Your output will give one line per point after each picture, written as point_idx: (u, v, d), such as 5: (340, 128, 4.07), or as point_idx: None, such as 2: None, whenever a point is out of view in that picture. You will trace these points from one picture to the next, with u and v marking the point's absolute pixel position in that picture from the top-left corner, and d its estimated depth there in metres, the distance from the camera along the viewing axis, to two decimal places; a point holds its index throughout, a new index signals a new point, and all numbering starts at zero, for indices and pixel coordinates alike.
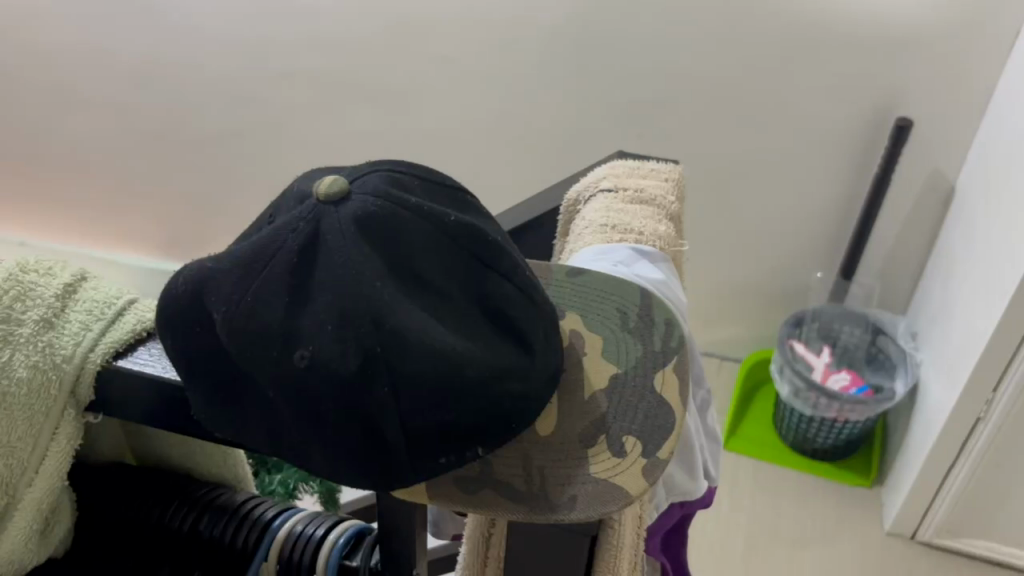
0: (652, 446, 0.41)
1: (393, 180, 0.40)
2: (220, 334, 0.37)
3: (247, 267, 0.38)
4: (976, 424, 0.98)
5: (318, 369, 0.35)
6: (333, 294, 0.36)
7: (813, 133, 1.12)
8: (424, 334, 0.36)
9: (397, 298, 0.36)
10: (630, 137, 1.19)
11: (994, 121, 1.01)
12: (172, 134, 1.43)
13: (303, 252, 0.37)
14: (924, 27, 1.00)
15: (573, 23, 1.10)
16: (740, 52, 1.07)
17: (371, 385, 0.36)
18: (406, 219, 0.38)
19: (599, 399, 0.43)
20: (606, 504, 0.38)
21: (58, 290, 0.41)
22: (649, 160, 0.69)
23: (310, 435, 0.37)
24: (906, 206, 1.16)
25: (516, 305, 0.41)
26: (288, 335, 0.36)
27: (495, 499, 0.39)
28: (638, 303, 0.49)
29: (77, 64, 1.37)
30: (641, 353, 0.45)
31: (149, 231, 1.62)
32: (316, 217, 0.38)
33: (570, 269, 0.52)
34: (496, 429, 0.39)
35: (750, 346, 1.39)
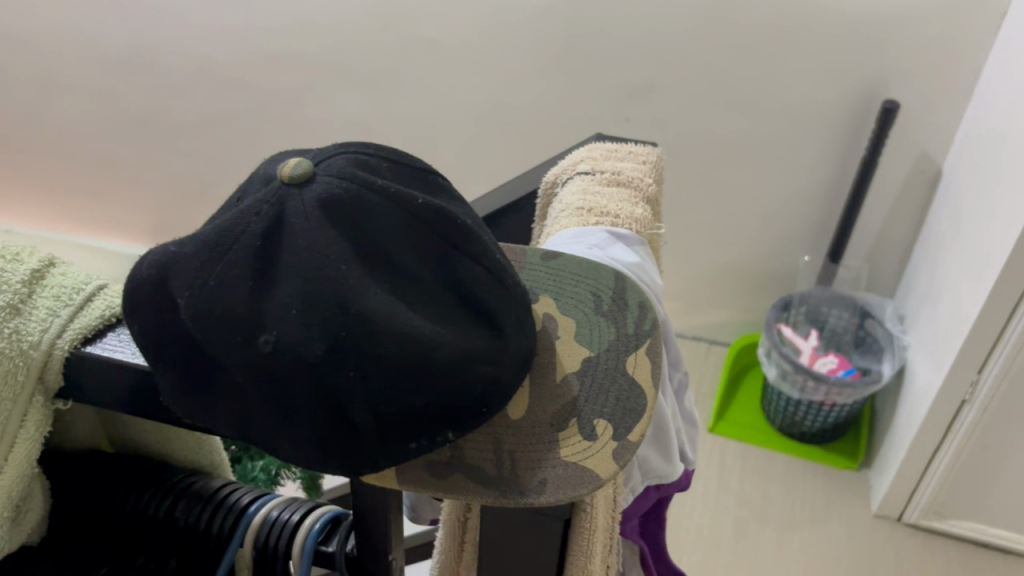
0: (623, 429, 0.40)
1: (359, 162, 0.40)
2: (186, 318, 0.37)
3: (212, 249, 0.37)
4: (962, 406, 0.98)
5: (283, 352, 0.35)
6: (298, 278, 0.36)
7: (800, 115, 1.12)
8: (391, 317, 0.36)
9: (364, 282, 0.36)
10: (618, 120, 1.19)
11: (980, 104, 1.00)
12: (156, 119, 1.42)
13: (267, 234, 0.37)
14: (911, 10, 1.00)
15: (558, 5, 1.10)
16: (726, 34, 1.07)
17: (337, 368, 0.36)
18: (372, 201, 0.38)
19: (571, 382, 0.43)
20: (577, 489, 0.38)
21: (25, 275, 0.40)
22: (627, 142, 0.69)
23: (278, 420, 0.37)
24: (893, 187, 1.16)
25: (490, 289, 0.40)
26: (252, 319, 0.36)
27: (465, 483, 0.39)
28: (612, 286, 0.49)
29: (59, 49, 1.36)
30: (614, 335, 0.45)
31: (137, 216, 1.61)
32: (280, 200, 0.38)
33: (544, 251, 0.52)
34: (465, 414, 0.39)
35: (740, 328, 1.41)
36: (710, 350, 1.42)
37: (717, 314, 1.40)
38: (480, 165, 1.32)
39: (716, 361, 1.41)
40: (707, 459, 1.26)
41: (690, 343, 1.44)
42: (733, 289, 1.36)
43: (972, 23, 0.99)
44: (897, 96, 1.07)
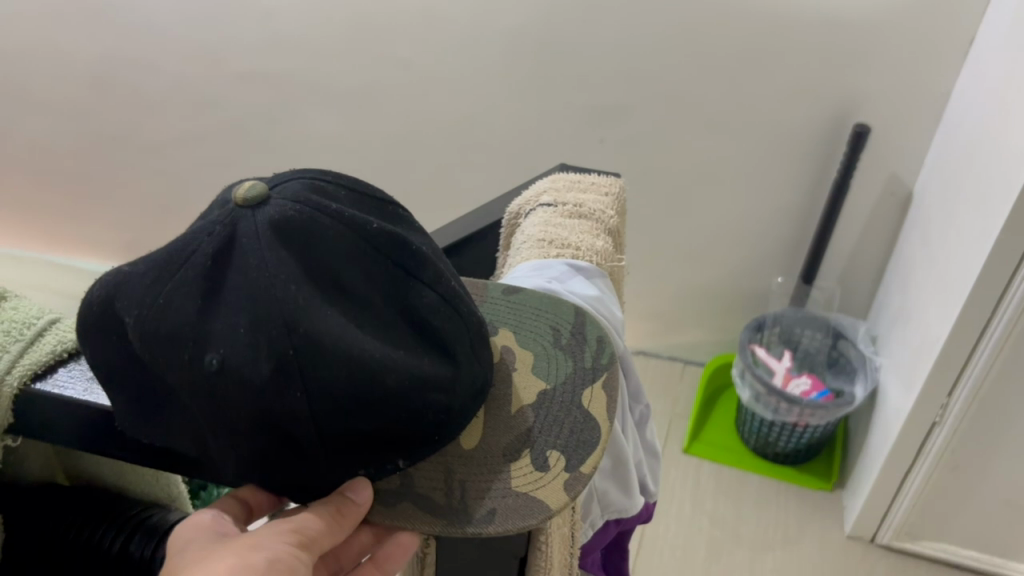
0: (575, 461, 0.43)
1: (315, 187, 0.41)
2: (136, 335, 0.39)
3: (164, 268, 0.39)
4: (932, 428, 0.99)
5: (227, 370, 0.37)
6: (246, 298, 0.37)
7: (772, 138, 1.13)
8: (340, 339, 0.38)
9: (311, 306, 0.37)
10: (591, 142, 1.20)
11: (949, 129, 1.01)
12: (130, 135, 1.41)
13: (218, 254, 0.38)
14: (879, 36, 1.01)
15: (533, 25, 1.10)
16: (698, 56, 1.08)
17: (284, 387, 0.37)
18: (326, 225, 0.39)
19: (526, 413, 0.46)
20: (524, 519, 0.41)
21: None
22: (591, 172, 0.69)
23: (224, 434, 0.39)
24: (864, 210, 1.17)
25: (439, 315, 0.42)
26: (199, 336, 0.38)
27: (412, 510, 0.42)
28: (571, 321, 0.51)
29: (31, 62, 1.35)
30: (572, 369, 0.48)
31: (109, 234, 1.60)
32: (233, 221, 0.39)
33: (506, 286, 0.54)
34: (414, 443, 0.42)
35: (714, 349, 1.41)
36: (685, 370, 1.43)
37: (691, 334, 1.41)
38: (455, 185, 1.32)
39: (690, 382, 1.41)
40: (681, 480, 1.26)
41: (665, 363, 1.44)
42: (708, 311, 1.36)
43: (941, 48, 1.00)
44: (869, 119, 1.08)
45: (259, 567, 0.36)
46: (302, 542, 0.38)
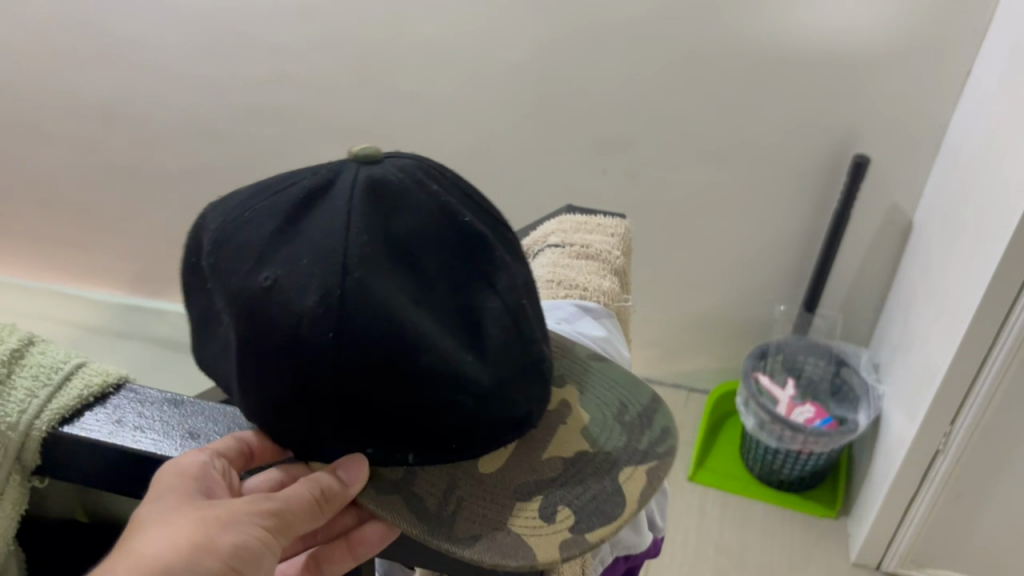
0: (583, 527, 0.46)
1: (423, 168, 0.48)
2: (213, 241, 0.45)
3: (270, 187, 0.46)
4: (935, 456, 0.99)
5: (276, 290, 0.41)
6: (320, 233, 0.42)
7: (772, 169, 1.15)
8: (386, 300, 0.42)
9: (375, 264, 0.42)
10: (594, 173, 1.22)
11: (947, 160, 1.03)
12: (139, 168, 1.43)
13: (313, 192, 0.44)
14: (875, 69, 1.03)
15: (536, 60, 1.13)
16: (698, 88, 1.10)
17: (319, 326, 0.41)
18: (416, 197, 0.45)
19: (555, 463, 0.49)
20: (505, 559, 0.44)
21: (6, 356, 0.46)
22: (598, 214, 0.75)
23: (254, 365, 0.42)
24: (865, 239, 1.18)
25: (492, 320, 0.47)
26: (265, 256, 0.42)
27: (402, 506, 0.45)
28: (643, 405, 0.54)
29: (45, 96, 1.38)
30: (623, 443, 0.51)
31: (116, 266, 1.60)
32: (339, 171, 0.45)
33: (594, 353, 0.58)
34: (429, 430, 0.44)
35: (718, 377, 1.42)
36: (690, 398, 1.44)
37: (696, 361, 1.42)
38: None
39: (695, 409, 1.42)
40: (687, 507, 1.26)
41: (669, 391, 1.45)
42: (711, 339, 1.37)
43: (937, 81, 1.02)
44: (868, 150, 1.10)
45: (225, 552, 0.38)
46: (277, 526, 0.40)
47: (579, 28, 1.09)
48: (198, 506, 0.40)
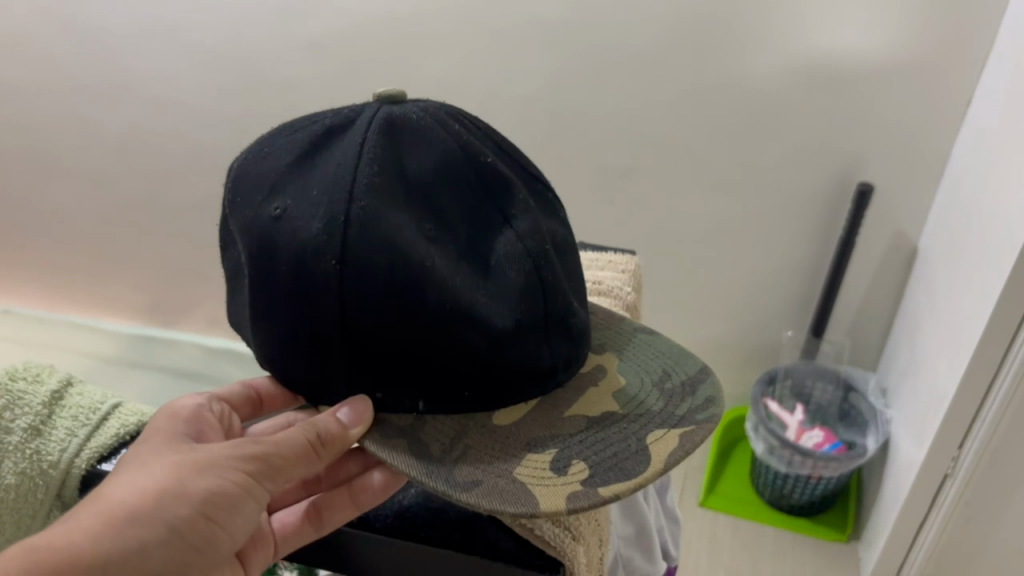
0: (596, 481, 0.46)
1: (449, 113, 0.52)
2: (236, 179, 0.50)
3: (293, 127, 0.50)
4: (944, 480, 1.00)
5: (285, 218, 0.45)
6: (334, 166, 0.46)
7: (776, 197, 1.17)
8: (391, 230, 0.45)
9: (382, 193, 0.45)
10: (601, 203, 1.25)
11: (950, 188, 1.04)
12: (154, 202, 1.46)
13: (331, 130, 0.48)
14: (877, 99, 1.05)
15: (544, 94, 1.16)
16: (702, 119, 1.13)
17: (322, 253, 0.44)
18: (435, 133, 0.49)
19: (577, 420, 0.50)
20: (502, 503, 0.43)
21: (46, 398, 0.51)
22: (608, 251, 0.79)
23: (265, 296, 0.46)
24: (870, 265, 1.20)
25: (512, 263, 0.49)
26: (278, 187, 0.47)
27: (408, 447, 0.46)
28: (683, 378, 0.57)
29: (64, 133, 1.42)
30: (660, 408, 0.53)
31: (131, 296, 1.62)
32: (362, 109, 0.50)
33: (643, 331, 0.62)
34: (435, 371, 0.47)
35: (727, 403, 1.43)
36: None
37: None
38: None
39: None
40: (698, 531, 1.26)
41: None
42: (720, 366, 1.39)
43: (938, 111, 1.04)
44: (872, 178, 1.11)
45: (196, 493, 0.43)
46: (260, 469, 0.45)
47: (586, 61, 1.12)
48: (184, 451, 0.45)
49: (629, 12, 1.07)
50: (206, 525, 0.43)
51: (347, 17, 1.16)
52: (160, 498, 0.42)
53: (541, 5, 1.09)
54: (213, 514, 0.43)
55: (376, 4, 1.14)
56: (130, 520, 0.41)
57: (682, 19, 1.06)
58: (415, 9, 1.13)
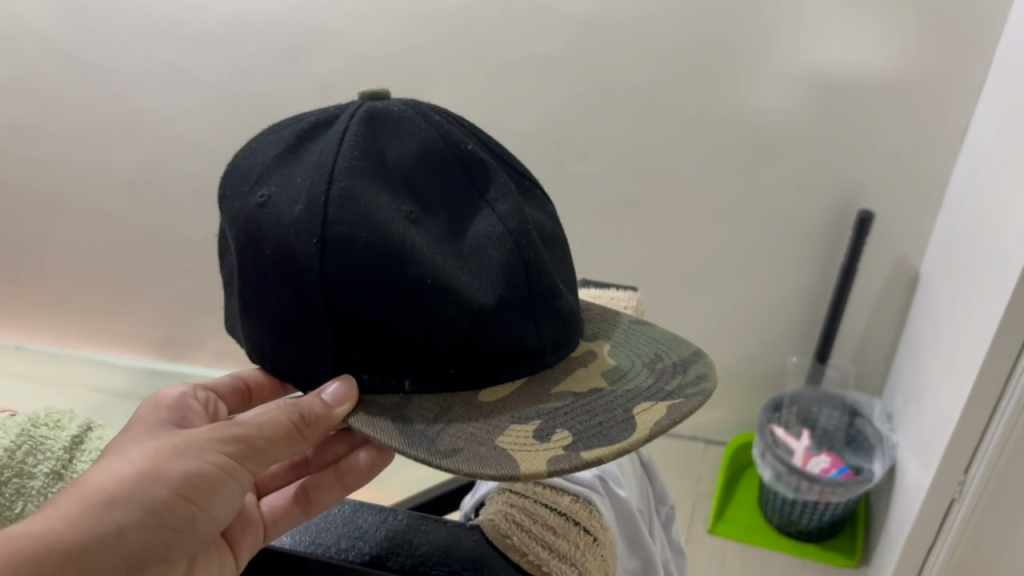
0: (578, 447, 0.48)
1: (428, 106, 0.57)
2: (229, 175, 0.54)
3: (281, 125, 0.55)
4: (952, 505, 1.00)
5: (268, 204, 0.49)
6: (316, 155, 0.50)
7: (777, 224, 1.18)
8: (372, 209, 0.48)
9: (361, 176, 0.49)
10: (604, 233, 1.27)
11: (949, 214, 1.05)
12: (165, 237, 1.48)
13: (314, 124, 0.53)
14: (874, 127, 1.07)
15: (548, 128, 1.19)
16: (704, 150, 1.15)
17: (304, 234, 0.48)
18: (415, 121, 0.54)
19: (563, 395, 0.53)
20: (483, 467, 0.45)
21: (66, 444, 0.60)
22: (611, 288, 0.80)
23: (255, 279, 0.49)
24: (872, 291, 1.21)
25: (491, 242, 0.52)
26: (263, 179, 0.51)
27: (397, 416, 0.49)
28: (677, 360, 0.61)
29: (75, 172, 1.44)
30: (648, 386, 0.56)
31: (141, 332, 1.64)
32: (346, 105, 0.54)
33: (636, 323, 0.67)
34: (420, 347, 0.49)
35: (735, 430, 1.44)
36: (707, 450, 1.45)
37: (712, 414, 1.44)
38: None
39: (713, 460, 1.43)
40: (708, 558, 1.24)
41: (685, 443, 1.47)
42: (726, 393, 1.40)
43: (935, 139, 1.05)
44: (872, 205, 1.13)
45: (178, 472, 0.46)
46: (242, 448, 0.49)
47: (588, 94, 1.14)
48: (169, 437, 0.48)
49: (629, 46, 1.09)
50: (185, 506, 0.46)
51: (353, 54, 1.19)
52: (141, 479, 0.44)
53: (543, 40, 1.11)
54: (192, 494, 0.46)
55: (382, 42, 1.17)
56: (113, 501, 0.43)
57: (681, 53, 1.08)
58: (420, 46, 1.16)
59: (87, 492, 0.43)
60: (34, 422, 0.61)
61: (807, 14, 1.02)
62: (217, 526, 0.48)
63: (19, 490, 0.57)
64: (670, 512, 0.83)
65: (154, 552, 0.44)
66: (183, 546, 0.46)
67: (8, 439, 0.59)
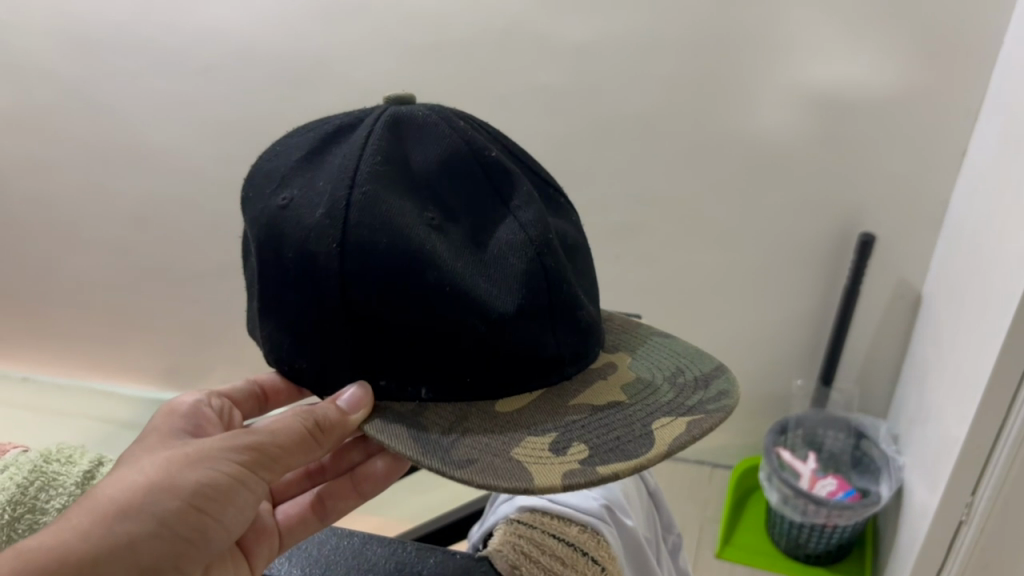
0: (591, 462, 0.50)
1: (453, 114, 0.60)
2: (255, 176, 0.57)
3: (308, 130, 0.58)
4: (960, 526, 0.97)
5: (290, 206, 0.52)
6: (340, 160, 0.53)
7: (779, 247, 1.19)
8: (392, 214, 0.51)
9: (381, 183, 0.52)
10: (607, 258, 1.28)
11: (951, 235, 1.06)
12: (171, 267, 1.49)
13: (340, 130, 0.56)
14: (874, 150, 1.08)
15: (550, 154, 1.20)
16: (705, 175, 1.16)
17: (323, 236, 0.50)
18: (439, 128, 0.57)
19: (581, 408, 0.55)
20: (496, 479, 0.48)
21: (77, 479, 0.65)
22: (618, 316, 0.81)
23: (276, 282, 0.52)
24: (876, 314, 1.21)
25: (512, 251, 0.54)
26: (287, 182, 0.53)
27: (415, 425, 0.51)
28: (697, 375, 0.62)
29: (83, 204, 1.46)
30: (668, 400, 0.58)
31: (148, 362, 1.65)
32: (372, 112, 0.57)
33: (657, 334, 0.69)
34: (436, 352, 0.52)
35: (741, 454, 1.43)
36: (714, 474, 1.45)
37: (718, 438, 1.43)
38: None
39: (720, 485, 1.43)
40: None
41: (692, 467, 1.47)
42: (732, 417, 1.40)
43: (934, 161, 1.06)
44: (873, 228, 1.14)
45: (189, 482, 0.49)
46: (253, 454, 0.53)
47: (589, 120, 1.16)
48: (182, 449, 0.52)
49: (629, 72, 1.10)
50: (198, 514, 0.49)
51: (356, 85, 1.21)
52: (154, 490, 0.48)
53: (544, 69, 1.13)
54: (205, 503, 0.49)
55: (385, 73, 1.19)
56: (126, 513, 0.46)
57: (680, 81, 1.09)
58: (422, 76, 1.18)
59: (104, 502, 0.46)
60: (47, 459, 0.67)
61: (805, 40, 1.04)
62: (230, 533, 0.52)
63: (32, 525, 0.61)
64: (676, 541, 0.83)
65: (168, 559, 0.47)
66: (197, 555, 0.49)
67: (22, 476, 0.63)
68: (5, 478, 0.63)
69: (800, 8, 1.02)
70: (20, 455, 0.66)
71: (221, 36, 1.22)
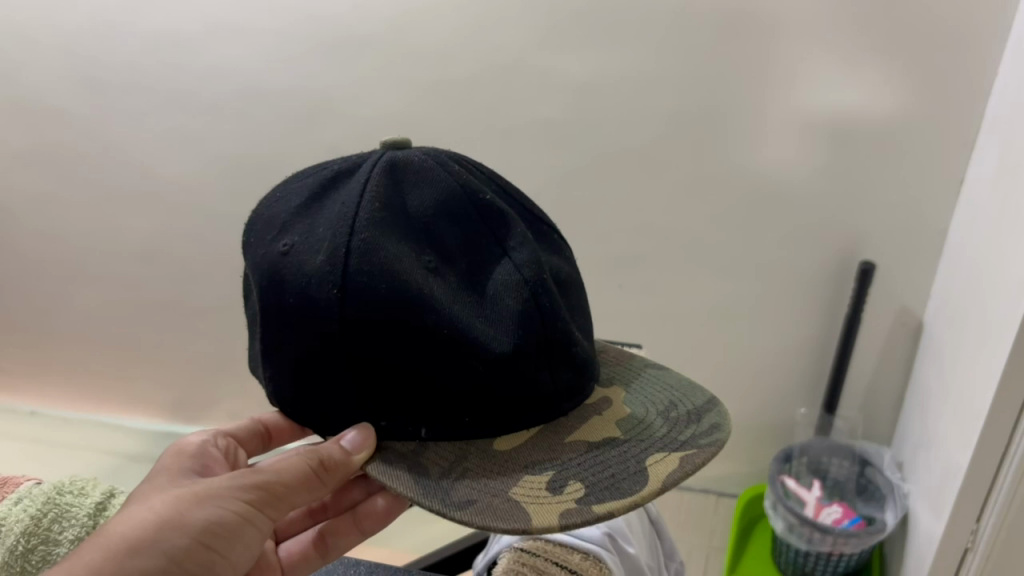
0: (588, 501, 0.51)
1: (449, 156, 0.61)
2: (255, 219, 0.58)
3: (307, 174, 0.59)
4: (966, 554, 0.97)
5: (291, 251, 0.53)
6: (340, 205, 0.54)
7: (780, 275, 1.20)
8: (391, 259, 0.52)
9: (380, 227, 0.53)
10: (611, 287, 1.29)
11: (951, 262, 1.06)
12: (178, 300, 1.51)
13: (339, 174, 0.57)
14: (871, 179, 1.09)
15: (551, 185, 1.21)
16: (705, 204, 1.17)
17: (323, 282, 0.51)
18: (435, 171, 0.58)
19: (578, 445, 0.55)
20: (496, 521, 0.49)
21: (90, 509, 0.70)
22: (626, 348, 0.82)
23: (276, 326, 0.53)
24: (877, 341, 1.22)
25: (508, 292, 0.55)
26: (288, 227, 0.55)
27: (415, 466, 0.52)
28: (691, 408, 0.63)
29: (90, 238, 1.48)
30: (662, 434, 0.58)
31: (154, 394, 1.66)
32: (369, 155, 0.59)
33: (653, 365, 0.70)
34: (434, 394, 0.52)
35: (747, 482, 1.43)
36: (719, 503, 1.44)
37: (724, 467, 1.43)
38: None
39: (725, 514, 1.42)
40: None
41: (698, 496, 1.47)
42: (736, 445, 1.40)
43: (930, 192, 1.07)
44: (873, 256, 1.14)
45: (197, 521, 0.52)
46: (258, 491, 0.55)
47: (590, 152, 1.17)
48: (189, 488, 0.54)
49: (629, 105, 1.12)
50: (205, 550, 0.52)
51: (362, 120, 1.23)
52: (163, 528, 0.51)
53: (545, 104, 1.15)
54: (212, 541, 0.52)
55: (390, 108, 1.21)
56: (136, 550, 0.49)
57: (680, 114, 1.11)
58: (426, 111, 1.20)
59: (116, 540, 0.49)
60: (60, 492, 0.71)
61: (800, 72, 1.05)
62: (237, 567, 0.54)
63: (44, 556, 0.66)
64: (679, 569, 0.83)
65: None
66: None
67: (36, 509, 0.68)
68: (20, 512, 0.68)
69: (797, 43, 1.03)
70: (35, 488, 0.71)
71: (228, 72, 1.23)
